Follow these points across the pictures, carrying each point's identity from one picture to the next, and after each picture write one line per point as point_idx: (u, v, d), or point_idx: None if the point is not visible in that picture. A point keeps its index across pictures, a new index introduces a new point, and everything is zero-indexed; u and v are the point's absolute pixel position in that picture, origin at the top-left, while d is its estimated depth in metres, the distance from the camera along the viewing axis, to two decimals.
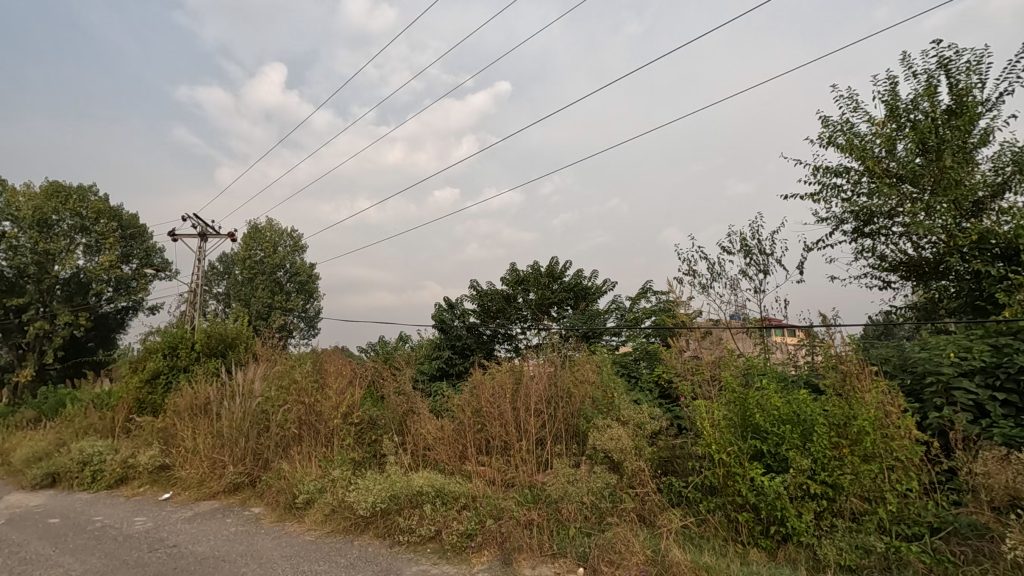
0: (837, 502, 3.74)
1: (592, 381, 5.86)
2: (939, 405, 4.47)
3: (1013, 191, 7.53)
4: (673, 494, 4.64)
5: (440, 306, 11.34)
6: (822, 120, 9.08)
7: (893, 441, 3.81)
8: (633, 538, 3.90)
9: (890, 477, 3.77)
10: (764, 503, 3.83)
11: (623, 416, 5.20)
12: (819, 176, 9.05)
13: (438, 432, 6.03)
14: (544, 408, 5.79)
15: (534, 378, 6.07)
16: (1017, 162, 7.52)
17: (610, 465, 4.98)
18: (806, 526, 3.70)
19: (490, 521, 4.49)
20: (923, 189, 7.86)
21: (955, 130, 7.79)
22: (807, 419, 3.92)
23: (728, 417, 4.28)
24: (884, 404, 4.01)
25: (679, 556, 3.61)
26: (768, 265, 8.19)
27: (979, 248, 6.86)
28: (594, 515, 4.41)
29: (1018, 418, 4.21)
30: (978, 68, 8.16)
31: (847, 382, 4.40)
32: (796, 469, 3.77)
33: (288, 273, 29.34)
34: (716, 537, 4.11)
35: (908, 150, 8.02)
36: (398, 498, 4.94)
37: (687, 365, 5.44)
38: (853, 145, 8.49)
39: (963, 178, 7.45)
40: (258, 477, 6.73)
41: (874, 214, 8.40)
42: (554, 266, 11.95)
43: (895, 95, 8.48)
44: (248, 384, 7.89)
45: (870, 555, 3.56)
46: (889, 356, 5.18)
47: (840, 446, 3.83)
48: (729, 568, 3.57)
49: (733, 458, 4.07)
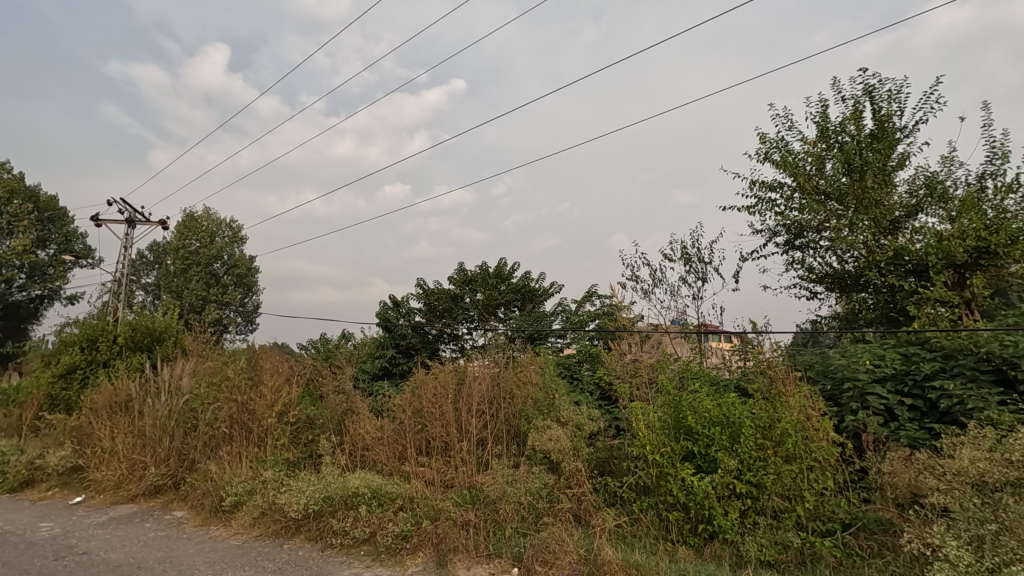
0: (760, 500, 3.92)
1: (534, 382, 5.93)
2: (854, 409, 4.78)
3: (924, 213, 8.15)
4: (609, 494, 4.75)
5: (385, 304, 11.14)
6: (761, 136, 9.53)
7: (813, 443, 4.04)
8: (567, 538, 3.93)
9: (809, 476, 3.98)
10: (693, 502, 4.00)
11: (563, 417, 5.28)
12: (755, 190, 9.51)
13: (377, 432, 5.94)
14: (486, 409, 5.78)
15: (477, 378, 6.07)
16: (929, 186, 8.13)
17: (549, 465, 5.04)
18: (731, 524, 3.87)
19: (426, 521, 4.43)
20: (847, 206, 8.39)
21: (877, 153, 8.35)
22: (735, 421, 4.09)
23: (662, 419, 4.43)
24: (805, 408, 4.25)
25: (610, 554, 3.68)
26: (705, 273, 8.54)
27: (894, 263, 7.49)
28: (531, 515, 4.43)
29: (922, 421, 4.57)
30: (898, 97, 8.80)
31: (774, 386, 4.62)
32: (723, 469, 3.95)
33: (225, 265, 27.98)
34: (647, 536, 4.23)
35: (835, 169, 8.54)
36: (332, 499, 4.79)
37: (626, 368, 5.59)
38: (786, 162, 8.96)
39: (882, 198, 8.01)
40: (182, 478, 6.38)
41: (804, 228, 8.89)
42: (501, 267, 12.00)
43: (825, 117, 9.01)
44: (175, 381, 7.39)
45: (788, 550, 3.77)
46: (812, 362, 5.50)
47: (765, 447, 4.01)
48: (658, 567, 3.66)
49: (666, 458, 4.22)
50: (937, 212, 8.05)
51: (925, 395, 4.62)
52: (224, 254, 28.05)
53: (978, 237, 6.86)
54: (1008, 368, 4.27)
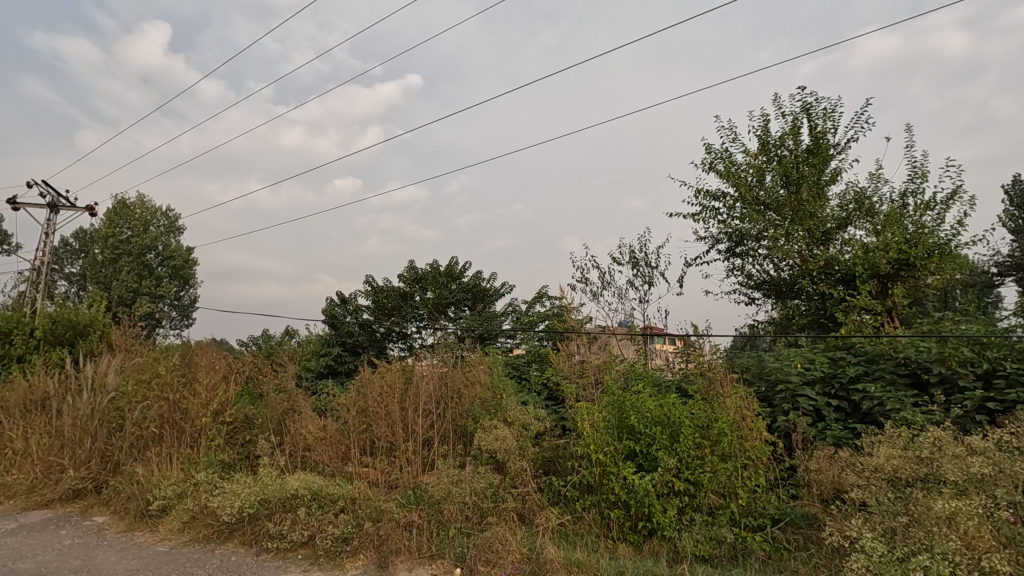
0: (696, 497, 4.07)
1: (482, 382, 5.92)
2: (786, 409, 5.04)
3: (853, 226, 8.60)
4: (553, 493, 4.80)
5: (332, 301, 10.86)
6: (707, 146, 9.89)
7: (747, 442, 4.22)
8: (510, 537, 3.93)
9: (743, 474, 4.16)
10: (634, 500, 4.10)
11: (510, 417, 5.30)
12: (700, 198, 9.85)
13: (319, 432, 5.78)
14: (433, 409, 5.72)
15: (425, 378, 5.98)
16: (857, 201, 8.65)
17: (494, 465, 5.05)
18: (669, 521, 3.99)
19: (368, 523, 4.34)
20: (783, 217, 8.83)
21: (812, 168, 8.83)
22: (675, 421, 4.22)
23: (607, 419, 4.51)
24: (741, 409, 4.44)
25: (552, 553, 3.72)
26: (652, 277, 8.78)
27: (825, 272, 7.98)
28: (476, 515, 4.42)
29: (846, 421, 4.86)
30: (832, 115, 9.34)
31: (712, 387, 4.80)
32: (663, 467, 4.06)
33: (160, 256, 26.50)
34: (590, 534, 4.31)
35: (774, 181, 8.97)
36: (269, 502, 4.63)
37: (574, 369, 5.67)
38: (730, 172, 9.32)
39: (815, 210, 8.48)
40: (105, 482, 6.00)
41: (744, 236, 9.26)
42: (452, 266, 11.92)
43: (767, 131, 9.44)
44: (100, 377, 6.91)
45: (721, 545, 3.94)
46: (749, 365, 5.76)
47: (703, 446, 4.15)
48: (598, 563, 3.73)
49: (609, 458, 4.31)
50: (864, 225, 8.51)
51: (849, 397, 4.93)
52: (159, 244, 26.58)
53: (899, 250, 7.38)
54: (922, 372, 4.61)
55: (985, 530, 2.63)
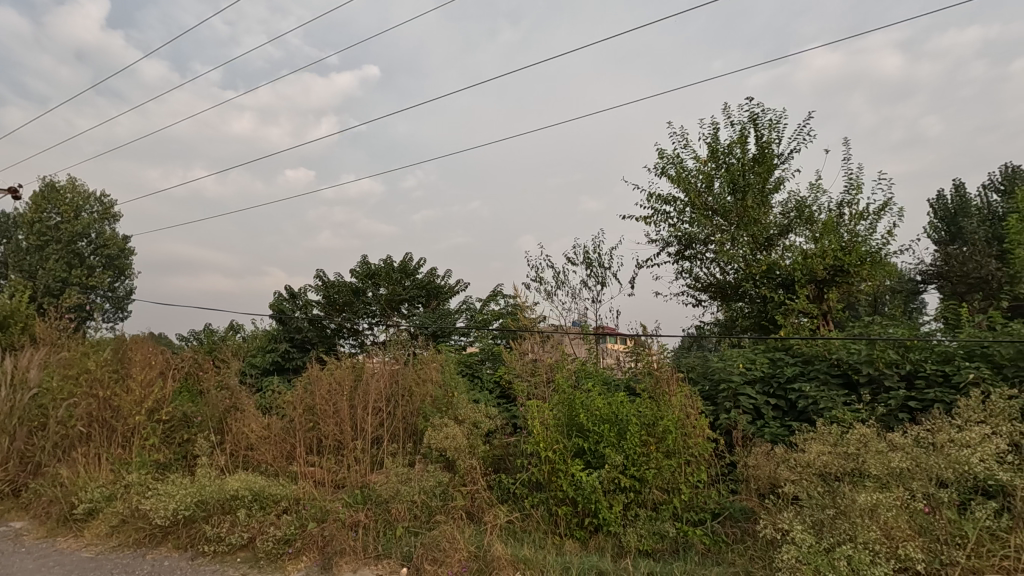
0: (641, 494, 4.17)
1: (434, 380, 5.87)
2: (728, 408, 5.24)
3: (794, 233, 8.97)
4: (502, 490, 4.82)
5: (280, 295, 10.51)
6: (660, 151, 10.14)
7: (690, 440, 4.36)
8: (458, 535, 3.92)
9: (686, 470, 4.30)
10: (581, 496, 4.16)
11: (461, 415, 5.28)
12: (652, 202, 10.09)
13: (263, 430, 5.59)
14: (383, 407, 5.63)
15: (375, 375, 5.87)
16: (798, 210, 9.05)
17: (444, 463, 5.03)
18: (615, 517, 4.07)
19: (312, 524, 4.23)
20: (729, 222, 9.17)
21: (757, 176, 9.19)
22: (622, 419, 4.30)
23: (557, 417, 4.56)
24: (686, 407, 4.58)
25: (499, 550, 3.73)
26: (605, 278, 8.94)
27: (767, 276, 8.37)
28: (424, 514, 4.39)
29: (783, 419, 5.10)
30: (777, 126, 9.75)
31: (659, 386, 4.93)
32: (610, 464, 4.14)
33: (92, 244, 24.95)
34: (537, 531, 4.36)
35: (722, 188, 9.30)
36: (206, 504, 4.44)
37: (526, 367, 5.70)
38: (680, 177, 9.58)
39: (759, 217, 8.86)
40: (24, 484, 5.63)
41: (693, 240, 9.55)
42: (406, 262, 11.78)
43: (716, 139, 9.77)
44: (20, 372, 6.44)
45: (664, 539, 4.05)
46: (694, 364, 5.95)
47: (648, 443, 4.26)
48: (544, 560, 3.78)
49: (558, 455, 4.37)
50: (804, 232, 8.90)
51: (786, 396, 5.16)
52: (92, 231, 25.02)
53: (835, 257, 7.82)
54: (853, 373, 4.89)
55: (902, 520, 2.81)
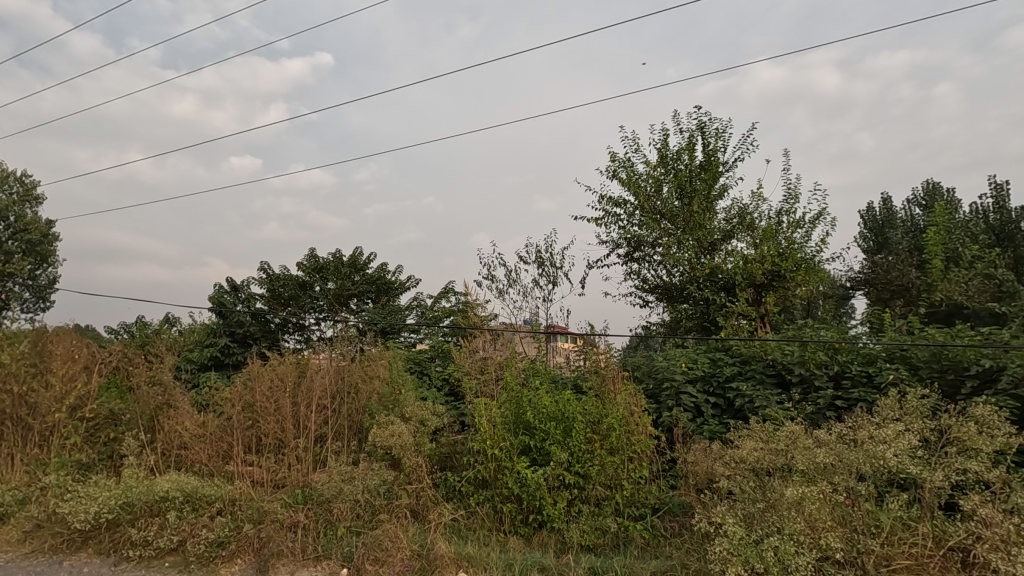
0: (585, 490, 4.25)
1: (381, 377, 5.78)
2: (670, 406, 5.43)
3: (736, 238, 9.29)
4: (448, 488, 4.80)
5: (220, 287, 10.05)
6: (612, 154, 10.34)
7: (633, 436, 4.47)
8: (401, 534, 3.87)
9: (629, 467, 4.40)
10: (526, 493, 4.19)
11: (407, 412, 5.21)
12: (603, 204, 10.27)
13: (197, 428, 5.34)
14: (328, 404, 5.49)
15: (319, 371, 5.71)
16: (740, 216, 9.39)
17: (390, 461, 4.96)
18: (559, 513, 4.13)
19: (248, 526, 4.08)
20: (676, 226, 9.46)
21: (704, 182, 9.51)
22: (569, 417, 4.36)
23: (504, 415, 4.59)
24: (630, 405, 4.69)
25: (443, 549, 3.71)
26: (556, 278, 9.03)
27: (710, 280, 8.73)
28: (367, 513, 4.31)
29: (722, 417, 5.32)
30: (723, 135, 10.12)
31: (605, 384, 5.03)
32: (555, 462, 4.20)
33: (10, 228, 23.11)
34: (481, 528, 4.37)
35: (670, 193, 9.58)
36: (133, 507, 4.21)
37: (475, 365, 5.69)
38: (631, 180, 9.79)
39: (704, 222, 9.19)
40: None
41: (642, 242, 9.78)
42: (356, 256, 11.52)
43: (666, 145, 10.04)
44: None
45: (605, 534, 4.13)
46: (640, 363, 6.10)
47: (593, 441, 4.34)
48: (488, 557, 3.78)
49: (504, 452, 4.39)
50: (745, 238, 9.24)
51: (725, 394, 5.38)
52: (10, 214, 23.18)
53: (773, 262, 8.22)
54: (786, 373, 5.14)
55: (825, 512, 2.98)
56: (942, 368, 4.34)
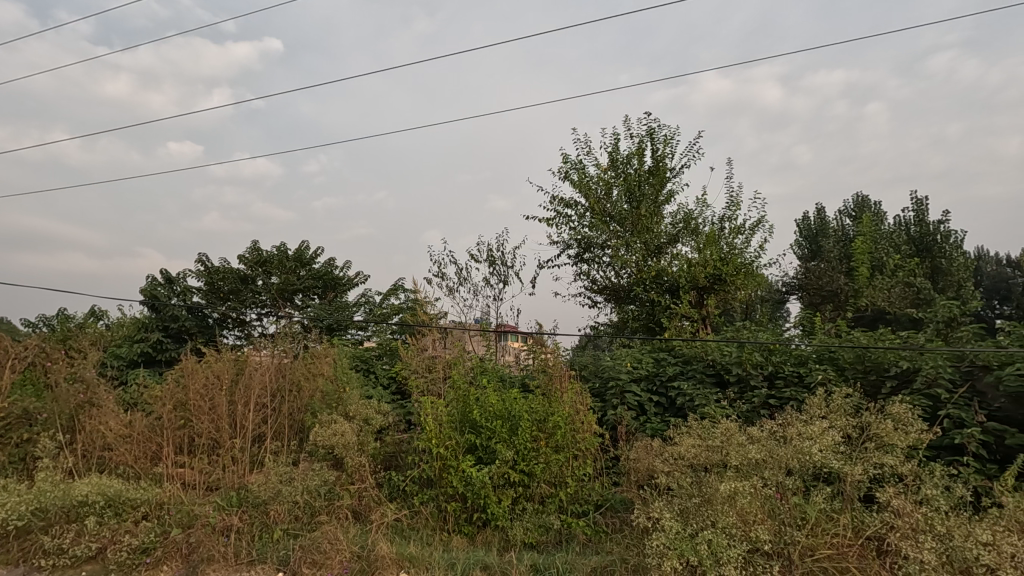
0: (529, 488, 4.28)
1: (325, 375, 5.63)
2: (615, 404, 5.56)
3: (681, 242, 9.58)
4: (392, 488, 4.73)
5: (153, 279, 9.50)
6: (564, 155, 10.45)
7: (578, 434, 4.53)
8: (340, 536, 3.77)
9: (573, 464, 4.46)
10: (471, 492, 4.18)
11: (351, 411, 5.09)
12: (554, 204, 10.37)
13: (122, 428, 5.03)
14: (267, 403, 5.30)
15: (259, 369, 5.49)
16: (686, 221, 9.67)
17: (332, 461, 4.83)
18: (503, 511, 4.15)
19: (176, 531, 3.88)
20: (625, 229, 9.68)
21: (652, 187, 9.76)
22: (515, 415, 4.38)
23: (450, 414, 4.57)
24: (575, 403, 4.76)
25: (384, 549, 3.65)
26: (507, 277, 9.06)
27: (656, 282, 8.96)
28: (306, 514, 4.17)
29: (664, 415, 5.49)
30: (671, 142, 10.42)
31: (552, 383, 5.09)
32: (501, 460, 4.20)
33: None
34: (425, 528, 4.32)
35: (619, 196, 9.78)
36: (46, 512, 3.92)
37: (423, 363, 5.62)
38: (582, 183, 9.94)
39: (651, 226, 9.46)
40: None
41: (592, 244, 9.94)
42: (302, 250, 11.17)
43: (617, 149, 10.25)
44: None
45: (548, 532, 4.16)
46: (587, 363, 6.22)
47: (538, 439, 4.36)
48: (430, 557, 3.74)
49: (450, 451, 4.37)
50: (690, 242, 9.52)
51: (667, 393, 5.55)
52: None
53: (715, 267, 8.56)
54: (724, 372, 5.35)
55: (754, 506, 3.12)
56: (866, 369, 4.64)
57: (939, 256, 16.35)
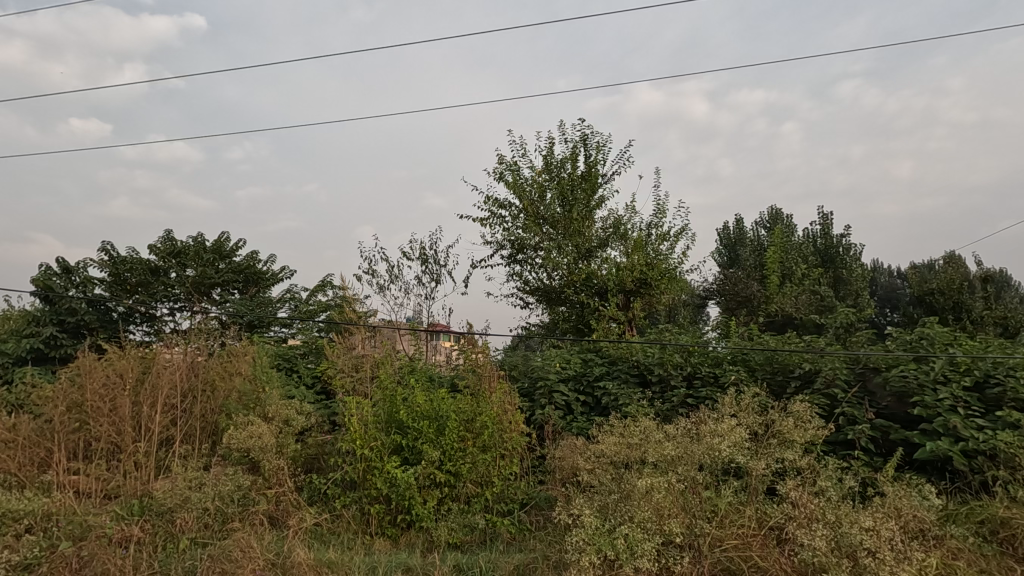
0: (455, 488, 4.28)
1: (242, 374, 5.35)
2: (543, 404, 5.67)
3: (611, 246, 9.84)
4: (312, 492, 4.57)
5: (48, 268, 8.65)
6: (499, 156, 10.50)
7: (506, 434, 4.57)
8: (254, 543, 3.59)
9: (500, 464, 4.49)
10: (395, 494, 4.11)
11: (269, 411, 4.86)
12: (488, 205, 10.40)
13: (5, 432, 4.55)
14: (177, 403, 4.97)
15: (168, 367, 5.13)
16: (615, 226, 9.94)
17: (248, 465, 4.60)
18: (428, 512, 4.12)
19: (65, 544, 3.53)
20: (557, 232, 9.86)
21: (584, 191, 9.99)
22: (442, 415, 4.35)
23: (376, 414, 4.48)
24: (504, 403, 4.79)
25: (301, 555, 3.51)
26: (440, 275, 8.98)
27: (586, 284, 9.20)
28: (217, 522, 3.94)
29: (589, 414, 5.64)
30: (603, 148, 10.72)
31: (481, 383, 5.10)
32: (427, 461, 4.16)
33: None
34: (346, 532, 4.21)
35: (552, 199, 9.95)
36: None
37: (349, 362, 5.47)
38: (516, 184, 10.03)
39: (582, 230, 9.68)
40: None
41: (524, 245, 10.05)
42: (222, 242, 10.56)
43: (551, 152, 10.42)
44: None
45: (473, 531, 4.17)
46: (517, 363, 6.28)
47: (465, 439, 4.36)
48: (350, 561, 3.64)
49: (375, 452, 4.28)
50: (619, 247, 9.81)
51: (593, 393, 5.71)
52: None
53: (641, 271, 8.90)
54: (647, 373, 5.57)
55: (669, 501, 3.27)
56: (774, 370, 4.99)
57: (840, 266, 17.78)
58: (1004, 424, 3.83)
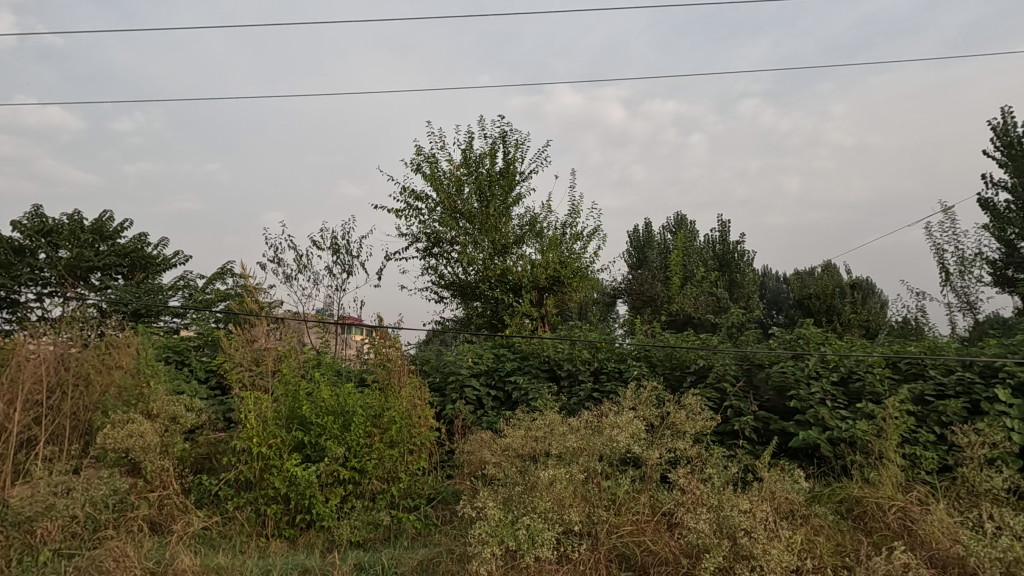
0: (359, 485, 4.17)
1: (123, 367, 4.84)
2: (455, 399, 5.67)
3: (526, 244, 9.94)
4: (202, 493, 4.28)
5: None
6: (418, 148, 10.32)
7: (414, 430, 4.51)
8: (130, 551, 3.29)
9: (407, 460, 4.43)
10: (294, 493, 3.94)
11: (153, 408, 4.42)
12: (405, 196, 10.19)
13: None
14: (42, 399, 4.45)
15: (31, 359, 4.56)
16: (531, 224, 10.06)
17: (126, 466, 4.21)
18: (330, 511, 3.98)
19: None
20: (473, 227, 9.85)
21: (501, 188, 10.05)
22: (348, 411, 4.21)
23: (277, 411, 4.25)
24: (414, 399, 4.72)
25: (185, 562, 3.27)
26: (351, 266, 8.69)
27: (500, 281, 9.29)
28: (87, 529, 3.59)
29: (499, 408, 5.71)
30: (522, 147, 10.84)
31: (390, 377, 4.99)
32: (330, 458, 4.02)
33: None
34: (239, 535, 3.98)
35: (469, 194, 9.94)
36: None
37: (249, 355, 5.14)
38: (434, 178, 9.93)
39: (499, 226, 9.75)
40: None
41: (440, 239, 9.95)
42: (103, 222, 9.55)
43: (470, 147, 10.39)
44: None
45: (377, 528, 4.08)
46: (429, 358, 6.22)
47: (372, 434, 4.26)
48: (242, 565, 3.44)
49: (273, 450, 4.06)
50: (534, 245, 9.93)
51: (504, 387, 5.78)
52: None
53: (554, 269, 9.13)
54: (557, 368, 5.73)
55: (569, 491, 3.40)
56: (672, 366, 5.31)
57: (735, 271, 19.27)
58: (861, 414, 4.33)
